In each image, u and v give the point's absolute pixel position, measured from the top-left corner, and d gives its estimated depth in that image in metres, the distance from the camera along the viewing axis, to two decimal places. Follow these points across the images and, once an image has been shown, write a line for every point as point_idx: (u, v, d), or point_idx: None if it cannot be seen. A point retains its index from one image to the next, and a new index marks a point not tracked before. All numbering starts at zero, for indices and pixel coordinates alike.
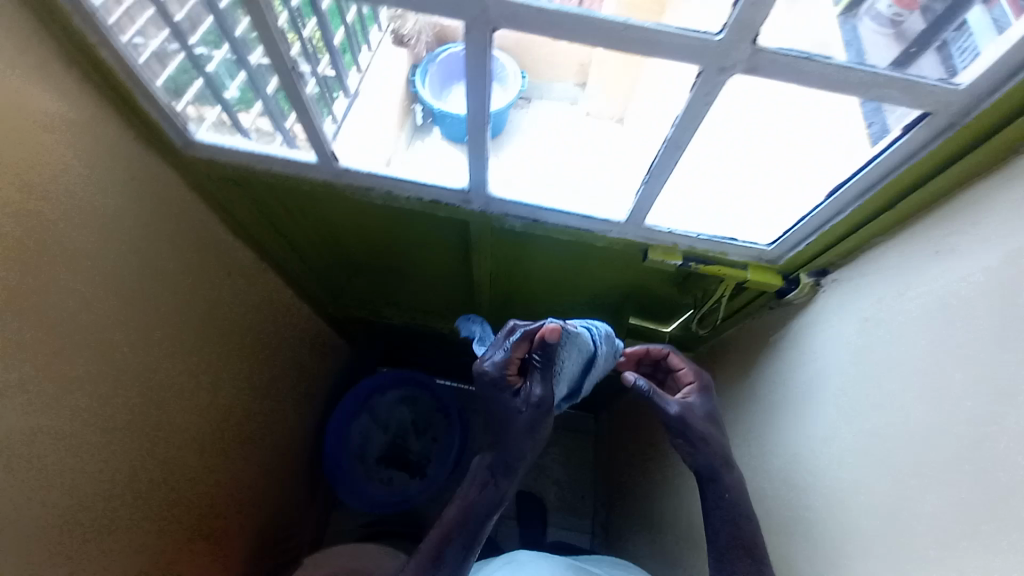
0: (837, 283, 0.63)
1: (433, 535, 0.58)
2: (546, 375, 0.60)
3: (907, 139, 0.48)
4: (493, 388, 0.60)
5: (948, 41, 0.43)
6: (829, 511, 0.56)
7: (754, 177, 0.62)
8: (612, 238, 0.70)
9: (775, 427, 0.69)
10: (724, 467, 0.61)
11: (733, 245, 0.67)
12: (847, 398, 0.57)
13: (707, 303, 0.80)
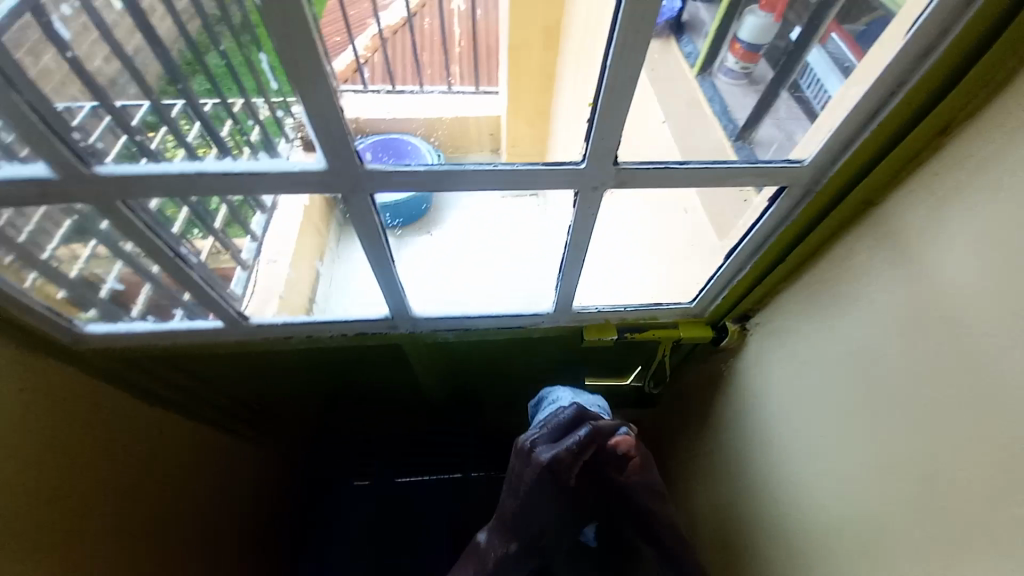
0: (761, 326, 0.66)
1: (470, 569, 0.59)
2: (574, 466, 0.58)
3: (775, 208, 0.52)
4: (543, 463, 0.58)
5: (798, 80, 0.47)
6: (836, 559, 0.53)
7: (663, 253, 0.65)
8: (546, 329, 0.71)
9: (752, 473, 0.68)
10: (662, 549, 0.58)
11: (659, 312, 0.69)
12: (810, 440, 0.57)
13: (651, 360, 0.81)
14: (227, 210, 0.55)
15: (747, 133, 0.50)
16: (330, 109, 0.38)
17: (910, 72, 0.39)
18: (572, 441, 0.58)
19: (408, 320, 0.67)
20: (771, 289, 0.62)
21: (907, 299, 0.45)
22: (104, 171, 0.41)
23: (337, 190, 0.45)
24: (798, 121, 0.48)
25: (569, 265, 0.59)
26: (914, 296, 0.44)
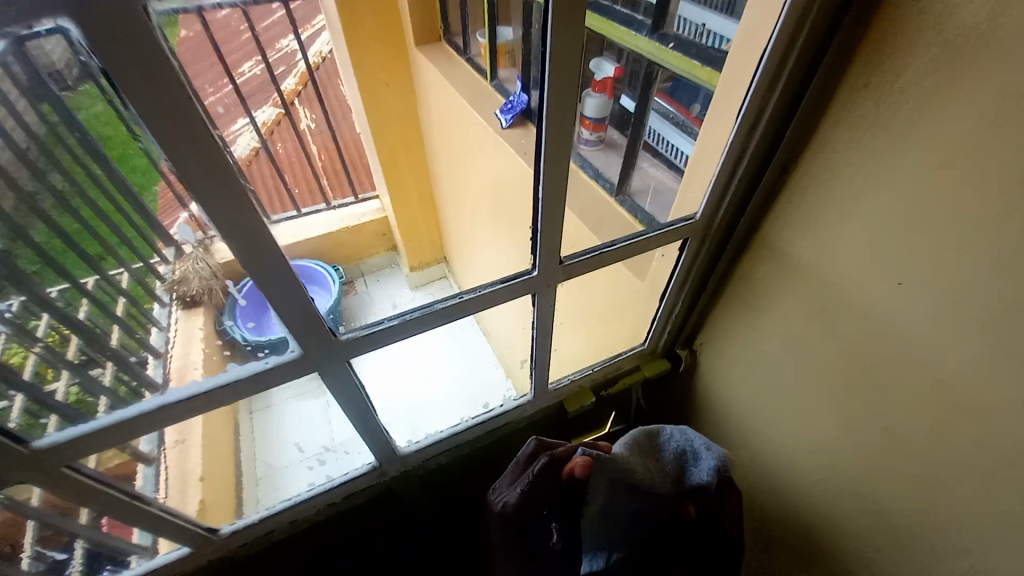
0: (704, 343, 0.75)
1: None
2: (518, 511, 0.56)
3: (686, 253, 0.62)
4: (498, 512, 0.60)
5: (647, 140, 0.70)
6: (859, 506, 0.59)
7: (603, 304, 0.73)
8: (533, 415, 0.73)
9: (759, 469, 0.73)
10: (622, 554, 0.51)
11: (619, 360, 0.76)
12: (789, 417, 0.65)
13: (626, 404, 0.87)
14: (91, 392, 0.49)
15: (624, 185, 0.71)
16: (290, 284, 0.38)
17: (746, 141, 0.52)
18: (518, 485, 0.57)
19: (397, 460, 0.64)
20: (701, 310, 0.72)
21: (814, 278, 0.55)
22: (46, 443, 0.37)
23: (315, 367, 0.45)
24: (653, 170, 0.71)
25: (540, 353, 0.64)
26: (815, 274, 0.55)
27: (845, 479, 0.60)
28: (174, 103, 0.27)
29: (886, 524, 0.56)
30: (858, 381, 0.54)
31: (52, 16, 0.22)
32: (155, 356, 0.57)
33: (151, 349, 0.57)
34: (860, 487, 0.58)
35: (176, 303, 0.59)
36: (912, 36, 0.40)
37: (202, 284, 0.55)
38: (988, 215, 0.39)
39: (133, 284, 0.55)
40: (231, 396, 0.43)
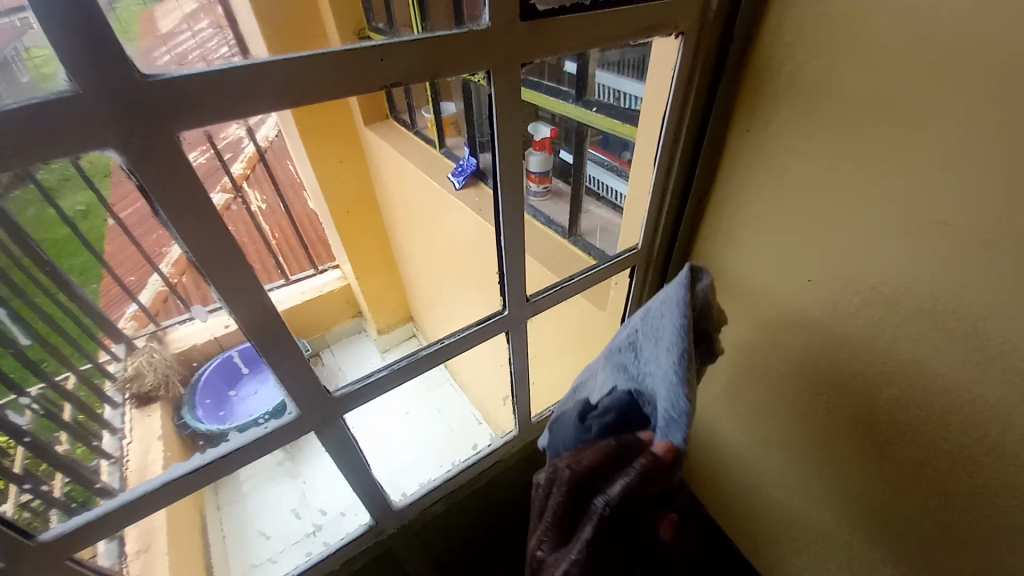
0: None
1: None
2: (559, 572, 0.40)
3: (636, 278, 0.70)
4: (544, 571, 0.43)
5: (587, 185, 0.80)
6: (834, 461, 0.66)
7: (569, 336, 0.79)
8: (522, 450, 0.76)
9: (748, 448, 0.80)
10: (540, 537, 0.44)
11: None
12: (759, 396, 0.73)
13: None
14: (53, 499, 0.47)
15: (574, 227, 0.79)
16: (283, 346, 0.39)
17: (668, 179, 0.61)
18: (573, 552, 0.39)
19: (392, 516, 0.63)
20: None
21: (748, 281, 0.64)
22: (52, 535, 0.38)
23: (311, 427, 0.47)
24: (598, 209, 0.81)
25: (520, 389, 0.68)
26: (748, 278, 0.64)
27: (828, 453, 0.67)
28: (200, 206, 0.30)
29: (858, 475, 0.64)
30: (803, 360, 0.63)
31: (100, 147, 0.26)
32: (110, 462, 0.59)
33: (105, 455, 0.60)
34: (829, 446, 0.66)
35: (129, 401, 0.68)
36: (778, 84, 0.51)
37: (160, 377, 0.68)
38: (859, 217, 0.49)
39: (82, 385, 0.59)
40: (232, 465, 0.44)
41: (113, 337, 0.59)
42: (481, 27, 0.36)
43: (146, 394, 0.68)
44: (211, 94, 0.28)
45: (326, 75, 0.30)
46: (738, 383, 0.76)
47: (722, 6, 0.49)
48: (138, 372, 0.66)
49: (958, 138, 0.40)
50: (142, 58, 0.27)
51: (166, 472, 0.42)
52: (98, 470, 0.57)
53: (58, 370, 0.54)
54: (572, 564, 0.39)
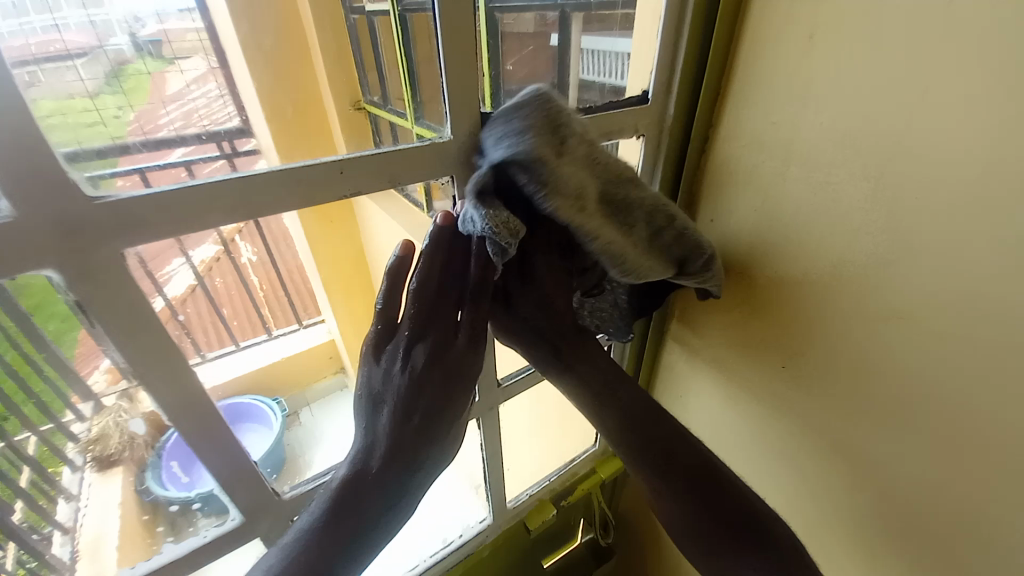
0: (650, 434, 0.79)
1: (376, 435, 0.42)
2: (466, 339, 0.42)
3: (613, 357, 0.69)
4: (454, 354, 0.42)
5: None
6: (830, 547, 0.61)
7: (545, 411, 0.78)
8: (498, 539, 0.71)
9: None
10: (441, 322, 0.42)
11: (573, 464, 0.77)
12: (748, 477, 0.69)
13: (592, 509, 0.85)
14: None
15: None
16: (218, 431, 0.39)
17: None
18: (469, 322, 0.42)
19: None
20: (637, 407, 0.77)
21: (721, 357, 0.64)
22: None
23: (255, 531, 0.46)
24: None
25: (494, 471, 0.64)
26: (722, 354, 0.64)
27: (824, 550, 0.62)
28: (135, 310, 0.32)
29: (854, 561, 0.59)
30: (785, 439, 0.61)
31: (38, 267, 0.28)
32: (63, 531, 0.57)
33: (57, 523, 0.57)
34: (821, 531, 0.62)
35: (89, 464, 0.58)
36: (734, 176, 0.54)
37: (124, 442, 0.57)
38: (814, 309, 0.51)
39: (41, 447, 0.54)
40: (180, 570, 0.43)
41: (82, 393, 0.52)
42: (443, 140, 0.39)
43: (109, 457, 0.59)
44: (153, 215, 0.30)
45: (280, 189, 0.33)
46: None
47: (678, 114, 0.54)
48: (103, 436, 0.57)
49: (889, 230, 0.42)
50: (103, 186, 0.31)
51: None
52: (48, 540, 0.55)
53: (16, 430, 0.50)
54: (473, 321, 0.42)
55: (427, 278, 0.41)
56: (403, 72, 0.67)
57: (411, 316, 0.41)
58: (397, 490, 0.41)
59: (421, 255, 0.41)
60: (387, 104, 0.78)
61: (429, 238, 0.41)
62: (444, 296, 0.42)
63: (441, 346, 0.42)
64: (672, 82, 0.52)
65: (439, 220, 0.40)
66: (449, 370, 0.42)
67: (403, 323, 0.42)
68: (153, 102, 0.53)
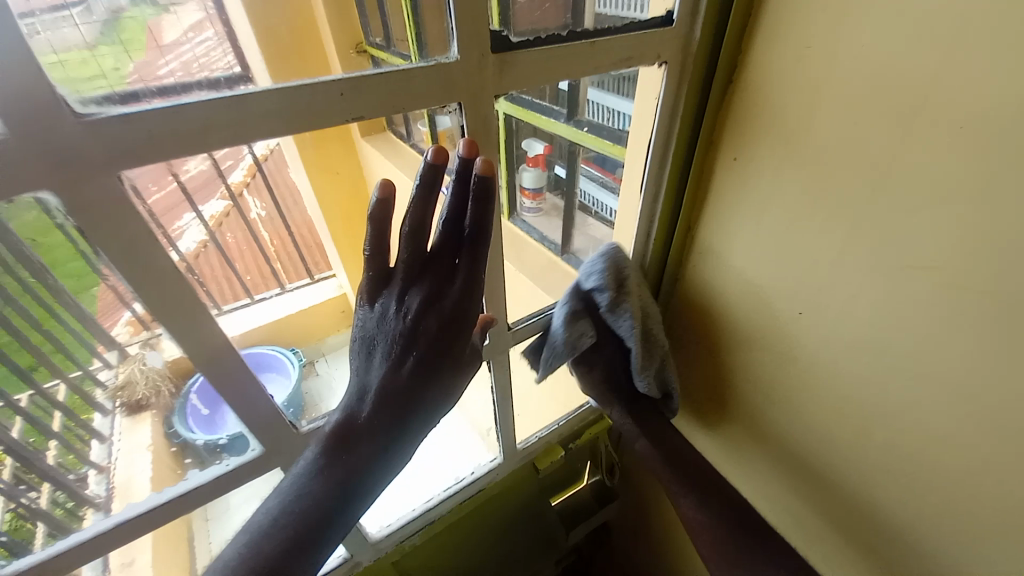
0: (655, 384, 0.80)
1: (372, 381, 0.42)
2: (461, 289, 0.42)
3: None
4: (448, 307, 0.42)
5: (582, 203, 0.81)
6: (829, 493, 0.62)
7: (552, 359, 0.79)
8: (506, 479, 0.74)
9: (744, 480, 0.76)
10: (431, 275, 0.42)
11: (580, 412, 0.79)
12: (753, 426, 0.70)
13: (597, 454, 0.88)
14: (46, 527, 0.50)
15: (568, 247, 0.83)
16: (229, 363, 0.40)
17: (653, 209, 0.62)
18: (461, 277, 0.42)
19: (367, 549, 0.61)
20: None
21: (734, 307, 0.63)
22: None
23: (272, 465, 0.48)
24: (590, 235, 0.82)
25: (503, 416, 0.66)
26: (734, 304, 0.63)
27: (821, 494, 0.64)
28: (138, 241, 0.32)
29: (852, 505, 0.60)
30: (792, 389, 0.61)
31: (35, 191, 0.28)
32: (97, 471, 0.60)
33: (92, 463, 0.60)
34: (820, 477, 0.63)
35: (119, 409, 0.62)
36: (761, 111, 0.50)
37: (150, 388, 0.60)
38: (834, 251, 0.49)
39: (72, 395, 0.57)
40: (207, 496, 0.46)
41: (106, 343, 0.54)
42: (448, 63, 0.36)
43: (138, 403, 0.62)
44: (145, 140, 0.29)
45: (276, 115, 0.32)
46: (725, 416, 0.74)
47: (705, 41, 0.50)
48: (130, 383, 0.60)
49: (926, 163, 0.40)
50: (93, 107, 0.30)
51: (141, 503, 0.44)
52: (84, 479, 0.58)
53: (48, 377, 0.52)
54: (469, 279, 0.42)
55: (419, 228, 0.40)
56: (406, 6, 0.63)
57: (404, 263, 0.41)
58: (391, 434, 0.42)
59: (410, 199, 0.39)
60: (390, 46, 0.74)
61: (418, 179, 0.38)
62: (438, 241, 0.41)
63: (430, 299, 0.42)
64: (699, 3, 0.47)
65: (430, 156, 0.37)
66: (443, 320, 0.42)
67: (396, 270, 0.42)
68: (150, 49, 0.51)
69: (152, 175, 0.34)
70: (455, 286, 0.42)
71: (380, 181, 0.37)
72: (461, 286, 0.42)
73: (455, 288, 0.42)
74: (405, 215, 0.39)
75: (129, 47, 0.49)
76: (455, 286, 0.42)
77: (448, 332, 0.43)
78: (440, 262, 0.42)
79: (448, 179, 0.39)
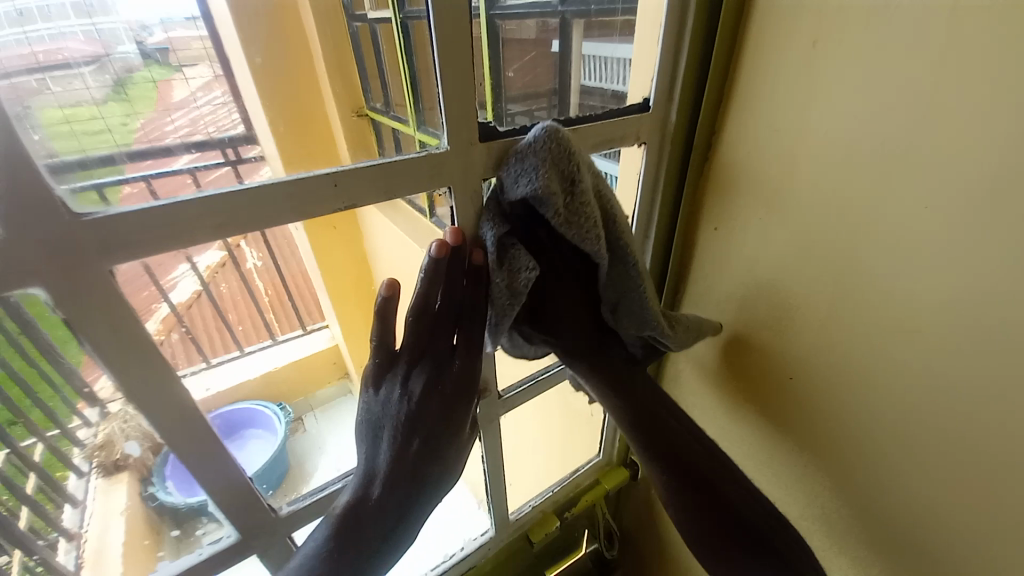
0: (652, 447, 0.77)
1: (381, 467, 0.41)
2: (461, 362, 0.42)
3: None
4: (450, 380, 0.42)
5: None
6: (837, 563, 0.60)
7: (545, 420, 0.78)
8: (500, 552, 0.70)
9: None
10: (435, 355, 0.42)
11: (576, 475, 0.76)
12: None
13: (595, 520, 0.84)
14: None
15: None
16: (206, 448, 0.38)
17: None
18: (459, 350, 0.42)
19: None
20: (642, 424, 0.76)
21: (726, 368, 0.63)
22: None
23: (251, 549, 0.46)
24: None
25: (496, 486, 0.63)
26: (726, 365, 0.63)
27: (832, 564, 0.61)
28: (126, 326, 0.32)
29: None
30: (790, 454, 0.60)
31: (24, 286, 0.28)
32: (68, 538, 0.57)
33: (63, 529, 0.57)
34: (826, 546, 0.60)
35: (94, 471, 0.58)
36: (739, 184, 0.53)
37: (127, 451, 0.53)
38: (820, 317, 0.50)
39: (47, 453, 0.53)
40: None
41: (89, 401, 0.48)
42: (439, 150, 0.38)
43: (114, 463, 0.56)
44: (144, 232, 0.30)
45: (273, 205, 0.33)
46: None
47: (681, 123, 0.54)
48: (108, 443, 0.54)
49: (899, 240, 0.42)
50: (89, 200, 0.30)
51: None
52: (53, 546, 0.55)
53: (24, 437, 0.49)
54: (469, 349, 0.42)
55: (424, 311, 0.40)
56: (405, 79, 0.67)
57: (408, 349, 0.41)
58: (401, 515, 0.40)
59: (414, 290, 0.40)
60: (389, 109, 0.77)
61: (422, 272, 0.39)
62: (437, 320, 0.41)
63: (431, 378, 0.42)
64: (674, 90, 0.51)
65: (432, 251, 0.38)
66: (443, 392, 0.42)
67: (401, 355, 0.42)
68: (158, 109, 0.54)
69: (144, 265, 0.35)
70: (455, 360, 0.42)
71: (388, 280, 0.38)
72: (459, 359, 0.42)
73: (455, 363, 0.42)
74: (414, 302, 0.40)
75: (137, 107, 0.51)
76: (456, 357, 0.42)
77: (450, 403, 0.43)
78: (442, 342, 0.42)
79: (453, 262, 0.40)
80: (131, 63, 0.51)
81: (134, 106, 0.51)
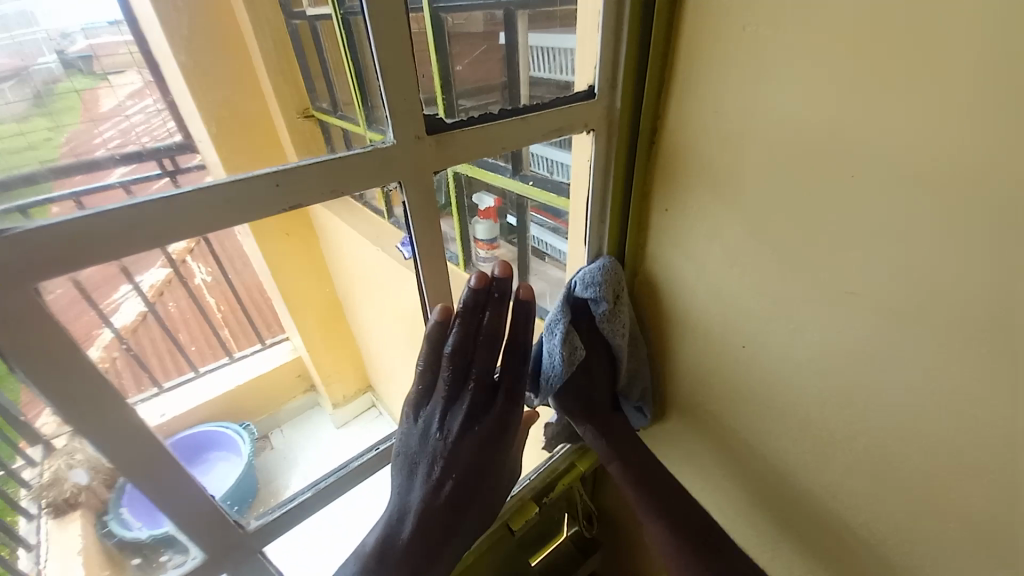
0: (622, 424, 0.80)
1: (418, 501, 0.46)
2: (496, 408, 0.48)
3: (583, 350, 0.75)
4: (488, 422, 0.48)
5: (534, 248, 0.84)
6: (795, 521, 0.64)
7: None
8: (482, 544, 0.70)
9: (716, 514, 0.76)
10: (471, 401, 0.47)
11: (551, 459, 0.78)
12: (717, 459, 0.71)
13: (573, 502, 0.86)
14: None
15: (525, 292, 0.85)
16: (164, 471, 0.37)
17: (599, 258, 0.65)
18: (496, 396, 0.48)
19: None
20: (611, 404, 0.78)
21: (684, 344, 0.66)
22: None
23: (219, 569, 0.44)
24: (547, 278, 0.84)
25: None
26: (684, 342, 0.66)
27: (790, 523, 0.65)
28: (60, 350, 0.30)
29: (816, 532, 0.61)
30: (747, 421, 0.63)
31: None
32: None
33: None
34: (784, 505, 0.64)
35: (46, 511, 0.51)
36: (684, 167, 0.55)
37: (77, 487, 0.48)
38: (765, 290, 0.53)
39: None
40: None
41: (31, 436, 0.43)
42: (386, 145, 0.38)
43: (66, 501, 0.52)
44: (71, 246, 0.28)
45: (214, 210, 0.32)
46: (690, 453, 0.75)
47: (626, 109, 0.56)
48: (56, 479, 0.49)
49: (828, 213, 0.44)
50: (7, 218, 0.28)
51: None
52: None
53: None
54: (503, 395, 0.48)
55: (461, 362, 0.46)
56: (351, 76, 0.65)
57: (446, 387, 0.46)
58: (430, 548, 0.45)
59: (452, 327, 0.45)
60: (337, 110, 0.75)
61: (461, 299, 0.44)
62: (479, 355, 0.45)
63: (467, 420, 0.47)
64: (617, 77, 0.53)
65: (472, 283, 0.43)
66: (478, 433, 0.48)
67: (441, 391, 0.47)
68: (85, 121, 0.53)
69: (73, 287, 0.33)
70: (493, 406, 0.48)
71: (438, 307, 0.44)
72: (496, 406, 0.48)
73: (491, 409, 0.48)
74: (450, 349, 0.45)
75: (63, 120, 0.50)
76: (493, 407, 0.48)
77: (485, 444, 0.48)
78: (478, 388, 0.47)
79: (491, 313, 0.45)
80: (54, 75, 0.51)
81: (60, 117, 0.50)
